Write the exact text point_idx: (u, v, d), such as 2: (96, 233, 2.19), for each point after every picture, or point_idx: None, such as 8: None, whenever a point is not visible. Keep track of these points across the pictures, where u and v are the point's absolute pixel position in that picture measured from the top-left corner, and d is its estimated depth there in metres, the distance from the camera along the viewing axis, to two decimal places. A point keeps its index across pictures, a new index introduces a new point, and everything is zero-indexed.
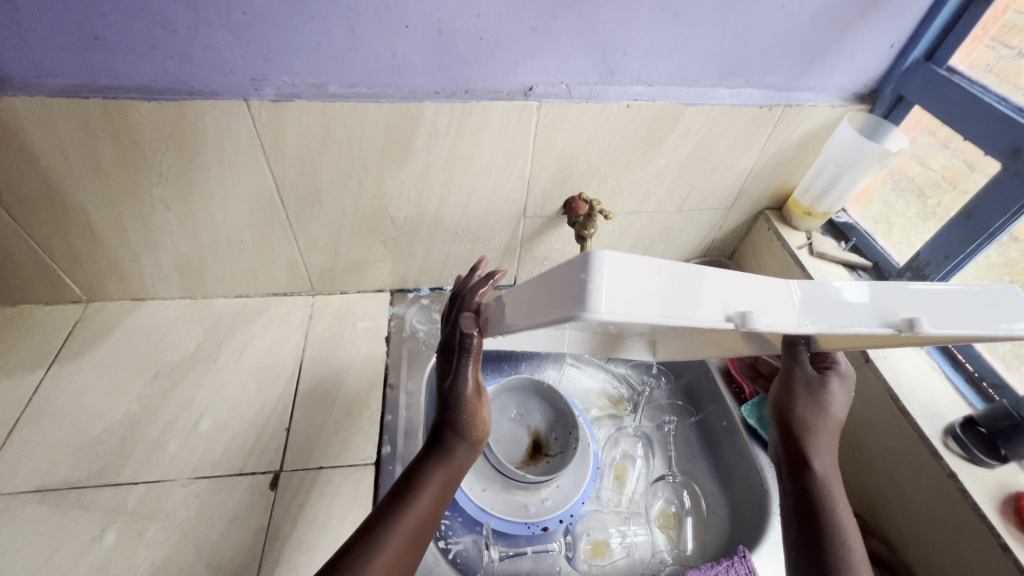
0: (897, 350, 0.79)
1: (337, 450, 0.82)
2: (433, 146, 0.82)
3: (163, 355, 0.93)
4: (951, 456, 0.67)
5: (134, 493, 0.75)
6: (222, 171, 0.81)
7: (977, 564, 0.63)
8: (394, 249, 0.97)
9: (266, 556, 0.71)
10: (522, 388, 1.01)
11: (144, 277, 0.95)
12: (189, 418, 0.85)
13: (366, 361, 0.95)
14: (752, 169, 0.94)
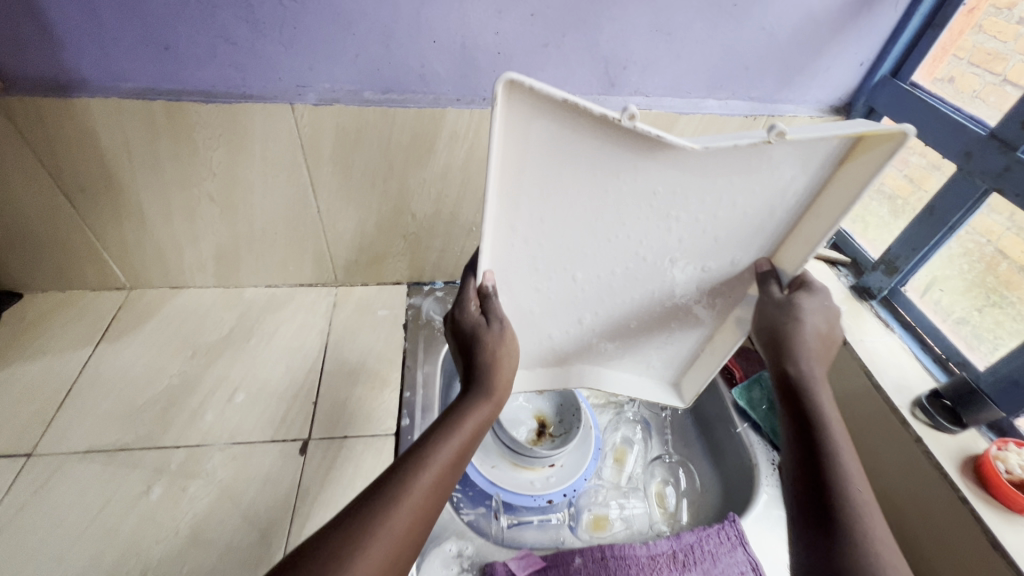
0: (871, 334, 0.88)
1: (360, 422, 0.90)
2: (453, 148, 0.91)
3: (200, 336, 1.01)
4: (917, 423, 0.75)
5: (176, 454, 0.83)
6: (264, 167, 0.90)
7: (939, 516, 0.70)
8: (413, 243, 1.06)
9: (296, 511, 0.78)
10: None
11: (184, 265, 1.04)
12: (225, 391, 0.92)
13: (385, 345, 1.03)
14: None
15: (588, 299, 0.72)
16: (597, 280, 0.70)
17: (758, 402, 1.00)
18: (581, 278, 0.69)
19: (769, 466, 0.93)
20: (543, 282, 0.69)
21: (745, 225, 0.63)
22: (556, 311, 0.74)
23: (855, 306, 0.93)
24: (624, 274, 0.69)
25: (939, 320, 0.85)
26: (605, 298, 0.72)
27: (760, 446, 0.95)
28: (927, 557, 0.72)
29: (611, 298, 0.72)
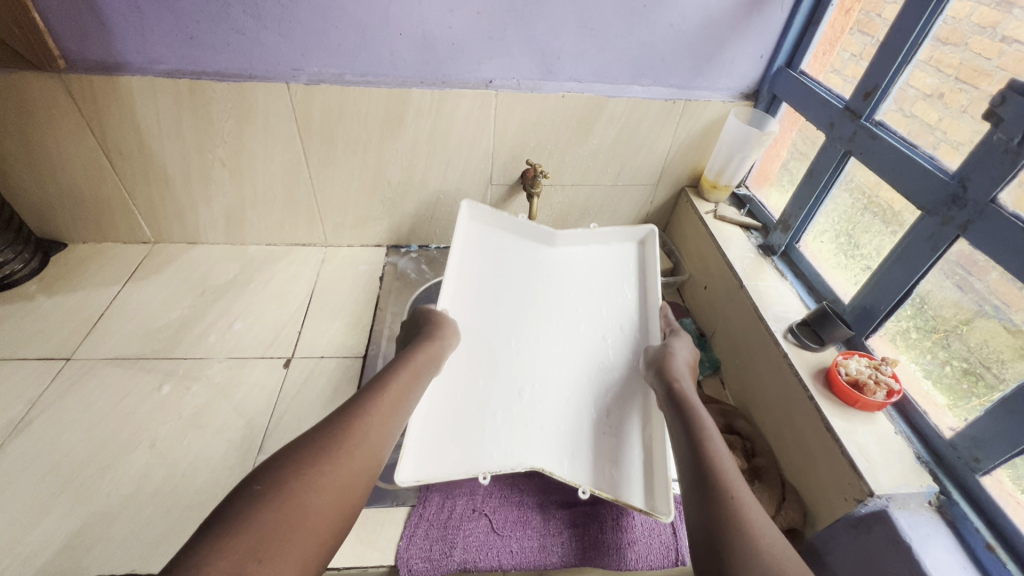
0: (767, 280, 1.04)
1: (335, 347, 1.08)
2: (420, 123, 1.11)
3: (209, 280, 1.21)
4: (787, 343, 0.90)
5: (184, 363, 1.02)
6: (266, 138, 1.11)
7: (796, 415, 0.85)
8: (391, 207, 1.26)
9: (277, 407, 0.96)
10: None
11: (199, 223, 1.25)
12: (226, 320, 1.11)
13: (363, 292, 1.21)
14: (668, 151, 1.21)
15: (530, 365, 1.01)
16: (527, 344, 1.03)
17: None
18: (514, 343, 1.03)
19: None
20: (487, 350, 1.02)
21: (622, 307, 1.10)
22: (500, 384, 0.98)
23: (758, 260, 1.09)
24: (551, 335, 1.05)
25: (822, 268, 1.00)
26: (541, 367, 1.01)
27: None
28: (791, 453, 0.86)
29: (545, 363, 1.01)
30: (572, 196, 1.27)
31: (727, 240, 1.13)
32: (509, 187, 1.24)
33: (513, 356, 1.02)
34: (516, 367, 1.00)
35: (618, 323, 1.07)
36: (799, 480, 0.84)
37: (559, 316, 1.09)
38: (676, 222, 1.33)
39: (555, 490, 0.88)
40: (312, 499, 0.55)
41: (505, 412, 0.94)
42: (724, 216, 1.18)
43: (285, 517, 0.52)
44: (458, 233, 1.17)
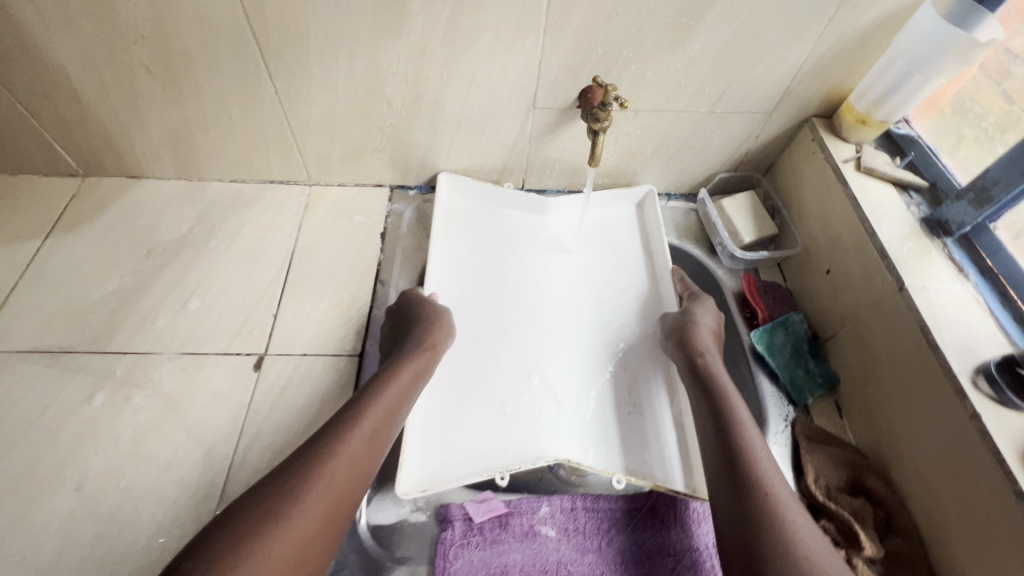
0: (939, 280, 0.70)
1: (322, 340, 0.81)
2: (431, 12, 0.71)
3: (156, 233, 0.91)
4: (978, 396, 0.60)
5: (123, 361, 0.76)
6: (202, 33, 0.74)
7: (981, 507, 0.58)
8: (392, 137, 0.90)
9: (245, 432, 0.72)
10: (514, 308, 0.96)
11: (137, 152, 0.92)
12: (178, 297, 0.84)
13: (358, 256, 0.91)
14: (802, 64, 0.80)
15: (536, 338, 0.85)
16: (529, 317, 0.87)
17: (780, 348, 0.83)
18: (514, 319, 0.87)
19: (781, 423, 0.78)
20: (483, 323, 0.85)
21: (625, 274, 0.94)
22: (507, 364, 0.82)
23: (922, 242, 0.74)
24: (558, 305, 0.90)
25: None
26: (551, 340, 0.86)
27: (774, 397, 0.81)
28: (955, 539, 0.62)
29: (553, 338, 0.86)
30: (647, 126, 0.90)
31: (877, 209, 0.78)
32: (559, 112, 0.86)
33: (518, 330, 0.85)
34: (523, 341, 0.85)
35: (622, 288, 0.92)
36: (929, 529, 0.65)
37: (564, 285, 0.93)
38: (788, 166, 0.95)
39: (566, 540, 0.67)
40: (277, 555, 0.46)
41: (516, 399, 0.78)
42: (872, 168, 0.81)
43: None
44: (439, 205, 0.94)
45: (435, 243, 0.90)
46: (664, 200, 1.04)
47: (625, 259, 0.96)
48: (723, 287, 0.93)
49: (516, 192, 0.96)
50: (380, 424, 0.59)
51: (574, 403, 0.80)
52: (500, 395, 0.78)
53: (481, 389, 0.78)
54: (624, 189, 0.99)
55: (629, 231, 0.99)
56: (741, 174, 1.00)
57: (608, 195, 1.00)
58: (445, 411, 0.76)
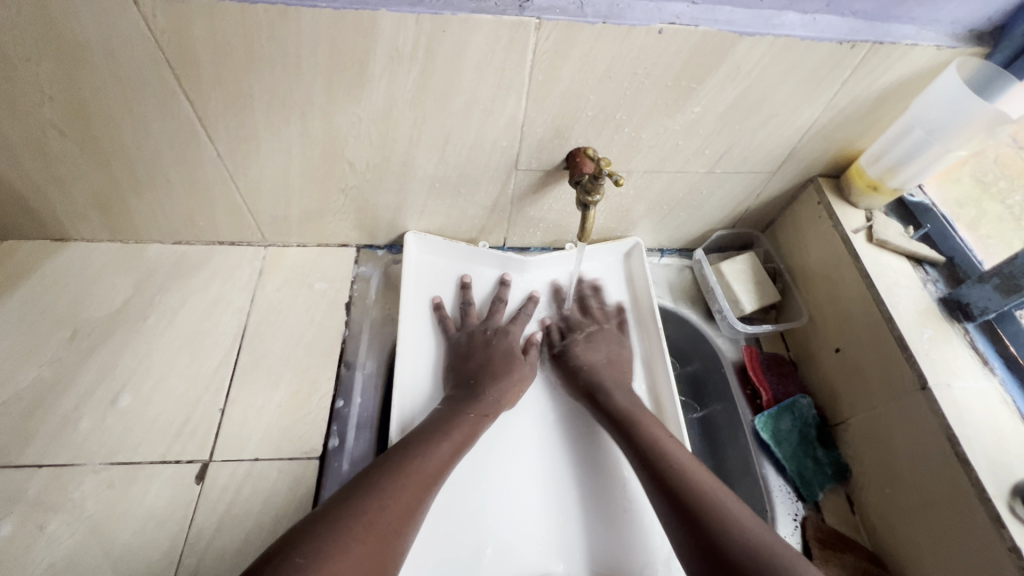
0: (963, 376, 0.64)
1: (278, 440, 0.71)
2: (396, 74, 0.62)
3: (84, 310, 0.79)
4: (1018, 525, 0.54)
5: (37, 478, 0.65)
6: (122, 92, 0.62)
7: None
8: (357, 199, 0.80)
9: (183, 563, 0.62)
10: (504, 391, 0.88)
11: (59, 216, 0.80)
12: (108, 390, 0.73)
13: (320, 332, 0.81)
14: (811, 126, 0.73)
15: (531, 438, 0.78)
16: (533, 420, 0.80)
17: (786, 436, 0.76)
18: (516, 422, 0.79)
19: (791, 523, 0.71)
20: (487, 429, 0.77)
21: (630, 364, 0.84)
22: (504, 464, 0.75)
23: (942, 328, 0.68)
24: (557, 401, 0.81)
25: None
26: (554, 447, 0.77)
27: (782, 491, 0.74)
28: None
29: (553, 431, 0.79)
30: (640, 187, 0.81)
31: (892, 287, 0.71)
32: (545, 173, 0.78)
33: (509, 424, 0.78)
34: (517, 431, 0.78)
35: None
36: None
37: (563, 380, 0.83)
38: (790, 224, 0.88)
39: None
40: (397, 505, 0.56)
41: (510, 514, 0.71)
42: (886, 240, 0.74)
43: (374, 528, 0.52)
44: (407, 271, 0.85)
45: (401, 314, 0.82)
46: (657, 256, 0.96)
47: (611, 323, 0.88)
48: (721, 358, 0.86)
49: (490, 252, 0.88)
50: (479, 423, 0.70)
51: (577, 502, 0.73)
52: (495, 499, 0.72)
53: (474, 500, 0.71)
54: (611, 246, 0.91)
55: (616, 288, 0.91)
56: (739, 231, 0.93)
57: (596, 254, 0.92)
58: (429, 523, 0.67)
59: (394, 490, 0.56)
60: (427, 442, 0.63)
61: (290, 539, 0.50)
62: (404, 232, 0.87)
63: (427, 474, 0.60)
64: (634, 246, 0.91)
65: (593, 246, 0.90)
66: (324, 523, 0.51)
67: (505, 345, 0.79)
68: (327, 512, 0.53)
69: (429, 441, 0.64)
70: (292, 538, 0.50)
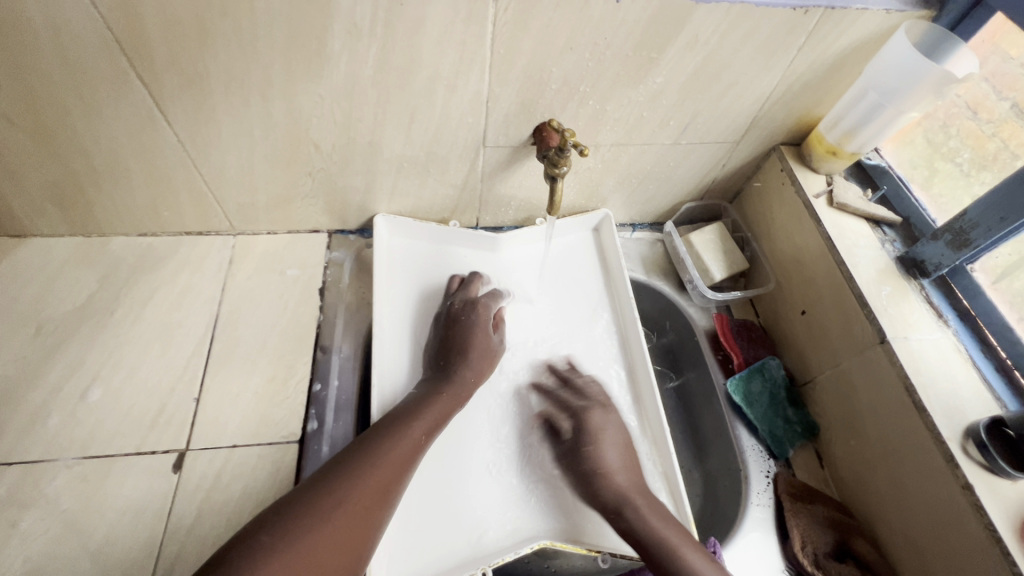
0: (919, 329, 0.67)
1: (256, 426, 0.71)
2: (356, 49, 0.61)
3: (48, 306, 0.77)
4: (970, 464, 0.57)
5: (7, 475, 0.64)
6: (72, 76, 0.60)
7: None
8: (325, 182, 0.79)
9: (164, 551, 0.61)
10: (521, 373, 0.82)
11: (15, 211, 0.77)
12: (77, 385, 0.71)
13: (294, 318, 0.81)
14: (770, 94, 0.74)
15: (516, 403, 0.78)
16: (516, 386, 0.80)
17: (757, 397, 0.78)
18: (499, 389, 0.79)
19: (763, 480, 0.74)
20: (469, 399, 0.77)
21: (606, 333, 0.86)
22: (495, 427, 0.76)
23: (900, 285, 0.70)
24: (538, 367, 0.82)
25: (1014, 318, 0.65)
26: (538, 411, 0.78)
27: (754, 451, 0.76)
28: None
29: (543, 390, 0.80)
30: (608, 161, 0.82)
31: (851, 247, 0.74)
32: (513, 149, 0.78)
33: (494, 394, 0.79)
34: (506, 391, 0.79)
35: (591, 323, 0.87)
36: None
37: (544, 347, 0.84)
38: (756, 194, 0.90)
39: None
40: (370, 486, 0.56)
41: (497, 477, 0.72)
42: (845, 204, 0.76)
43: (349, 512, 0.53)
44: (380, 255, 0.85)
45: (377, 297, 0.82)
46: (629, 231, 0.97)
47: (584, 293, 0.90)
48: (694, 327, 0.88)
49: (462, 231, 0.88)
50: (455, 404, 0.70)
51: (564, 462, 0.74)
52: (484, 463, 0.73)
53: (462, 467, 0.72)
54: (579, 218, 0.91)
55: (588, 261, 0.92)
56: (708, 202, 0.95)
57: (565, 228, 0.92)
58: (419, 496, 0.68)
59: (368, 471, 0.57)
60: (399, 425, 0.63)
61: (263, 523, 0.50)
62: (375, 216, 0.86)
63: (402, 454, 0.60)
64: (605, 218, 0.92)
65: (564, 219, 0.90)
66: (296, 508, 0.51)
67: (477, 317, 0.78)
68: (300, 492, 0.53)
69: (401, 425, 0.63)
70: (266, 521, 0.50)
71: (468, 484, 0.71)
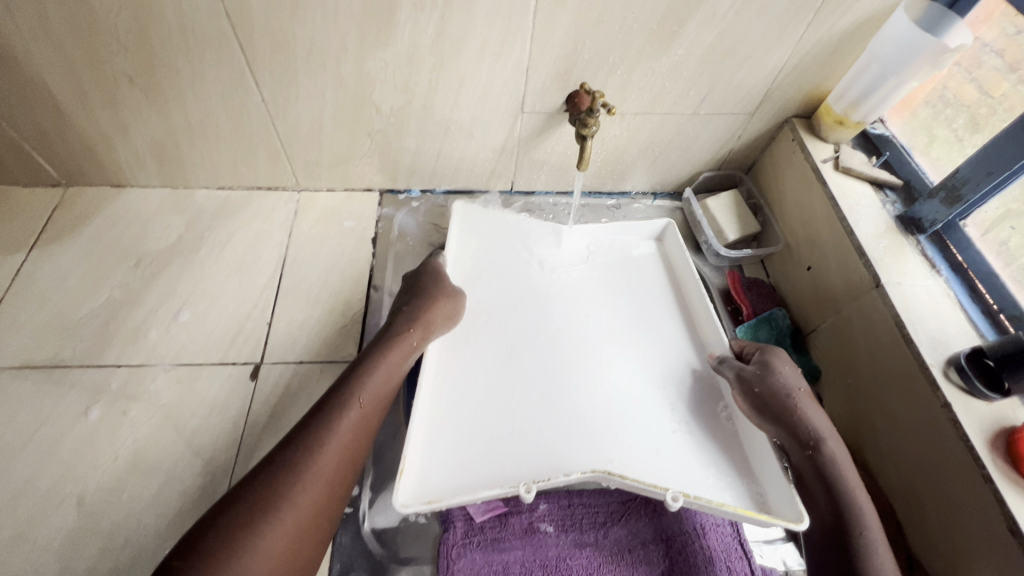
0: (913, 276, 0.74)
1: (319, 347, 0.82)
2: (419, 21, 0.72)
3: (144, 244, 0.90)
4: (949, 387, 0.64)
5: (117, 374, 0.76)
6: (186, 41, 0.73)
7: (949, 488, 0.62)
8: (382, 142, 0.90)
9: (245, 440, 0.73)
10: (592, 347, 0.82)
11: (121, 162, 0.90)
12: (171, 307, 0.84)
13: (350, 262, 0.92)
14: (782, 67, 0.82)
15: (587, 371, 0.80)
16: (585, 356, 0.81)
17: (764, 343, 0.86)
18: (567, 355, 0.81)
19: None
20: (531, 363, 0.80)
21: (671, 325, 0.86)
22: (561, 385, 0.78)
23: (897, 240, 0.77)
24: (603, 343, 0.83)
25: (999, 265, 0.71)
26: (607, 386, 0.78)
27: None
28: (925, 523, 0.65)
29: (615, 369, 0.81)
30: (633, 129, 0.91)
31: (854, 206, 0.81)
32: (548, 115, 0.87)
33: (564, 360, 0.81)
34: (576, 359, 0.81)
35: (657, 312, 0.87)
36: (904, 511, 0.68)
37: (609, 327, 0.85)
38: (769, 163, 0.98)
39: (618, 565, 0.67)
40: (334, 450, 0.59)
41: (559, 431, 0.73)
42: (850, 167, 0.84)
43: (293, 510, 0.55)
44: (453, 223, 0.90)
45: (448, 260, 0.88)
46: (650, 199, 1.07)
47: (649, 290, 0.90)
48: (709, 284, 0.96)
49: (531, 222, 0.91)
50: (405, 358, 0.70)
51: (641, 440, 0.73)
52: (546, 418, 0.74)
53: (526, 420, 0.74)
54: (642, 224, 0.93)
55: (649, 268, 0.93)
56: (725, 172, 1.03)
57: (626, 232, 0.94)
58: (480, 443, 0.71)
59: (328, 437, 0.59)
60: (355, 380, 0.65)
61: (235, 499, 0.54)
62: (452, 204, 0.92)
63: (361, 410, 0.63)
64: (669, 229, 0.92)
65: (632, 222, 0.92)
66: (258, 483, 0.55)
67: (430, 268, 0.80)
68: (240, 496, 0.54)
69: (354, 381, 0.64)
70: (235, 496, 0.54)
71: (522, 433, 0.73)
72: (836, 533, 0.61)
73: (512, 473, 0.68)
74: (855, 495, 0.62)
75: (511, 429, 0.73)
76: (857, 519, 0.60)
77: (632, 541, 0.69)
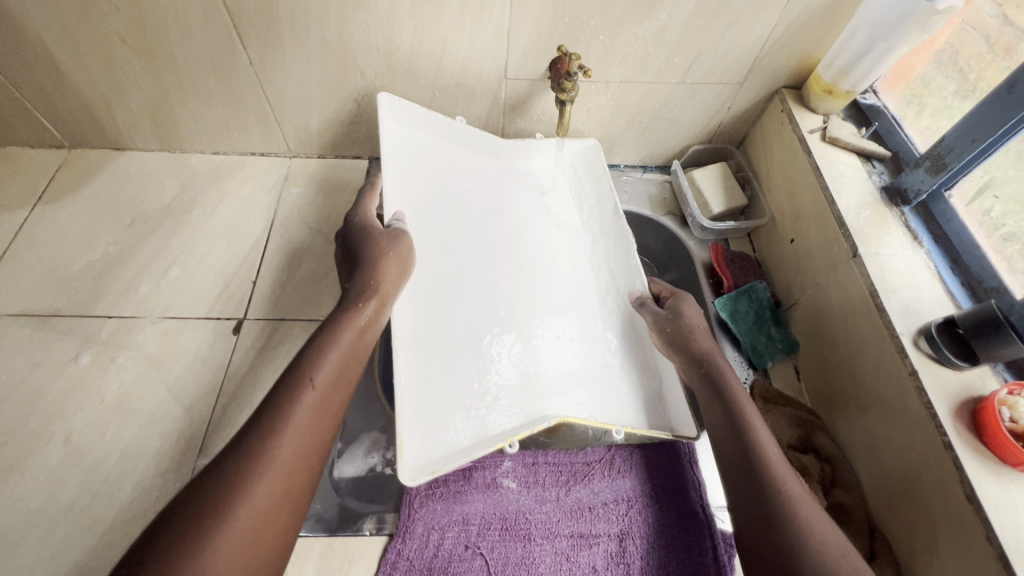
0: (893, 247, 0.72)
1: (301, 304, 0.84)
2: None
3: (140, 203, 0.93)
4: (918, 355, 0.63)
5: (108, 324, 0.80)
6: (173, 2, 0.74)
7: (913, 457, 0.62)
8: (368, 107, 0.91)
9: (224, 389, 0.76)
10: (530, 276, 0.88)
11: (119, 123, 0.93)
12: (161, 264, 0.87)
13: (336, 225, 0.94)
14: (769, 34, 0.81)
15: (521, 295, 0.86)
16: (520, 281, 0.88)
17: (743, 315, 0.85)
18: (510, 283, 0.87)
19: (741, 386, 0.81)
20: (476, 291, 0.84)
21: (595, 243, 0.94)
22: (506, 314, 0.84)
23: (880, 210, 0.76)
24: (537, 267, 0.90)
25: (982, 235, 0.70)
26: (536, 305, 0.86)
27: (736, 361, 0.84)
28: (891, 498, 0.65)
29: (536, 303, 0.87)
30: (618, 98, 0.91)
31: (838, 176, 0.79)
32: (532, 82, 0.88)
33: (508, 288, 0.86)
34: (515, 286, 0.87)
35: (582, 233, 0.95)
36: (871, 481, 0.68)
37: (540, 250, 0.92)
38: (759, 136, 0.96)
39: (578, 521, 0.69)
40: (295, 438, 0.51)
41: (506, 362, 0.79)
42: (837, 138, 0.82)
43: (252, 511, 0.46)
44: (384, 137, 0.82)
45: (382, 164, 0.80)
46: (639, 172, 1.06)
47: (578, 209, 0.97)
48: (693, 257, 0.95)
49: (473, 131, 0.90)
50: (361, 334, 0.62)
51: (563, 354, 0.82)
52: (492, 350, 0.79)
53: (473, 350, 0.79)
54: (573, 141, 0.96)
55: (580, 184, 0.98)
56: (715, 145, 1.02)
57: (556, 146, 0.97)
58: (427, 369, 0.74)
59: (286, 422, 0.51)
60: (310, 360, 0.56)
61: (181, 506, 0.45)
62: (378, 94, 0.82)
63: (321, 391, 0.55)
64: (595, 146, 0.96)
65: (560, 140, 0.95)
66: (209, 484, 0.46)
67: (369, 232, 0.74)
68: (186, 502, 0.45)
69: (306, 362, 0.56)
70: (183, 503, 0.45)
71: (450, 359, 0.76)
72: (767, 522, 0.54)
73: (468, 406, 0.73)
74: (791, 487, 0.55)
75: (457, 353, 0.77)
76: (791, 508, 0.53)
77: (591, 500, 0.70)
